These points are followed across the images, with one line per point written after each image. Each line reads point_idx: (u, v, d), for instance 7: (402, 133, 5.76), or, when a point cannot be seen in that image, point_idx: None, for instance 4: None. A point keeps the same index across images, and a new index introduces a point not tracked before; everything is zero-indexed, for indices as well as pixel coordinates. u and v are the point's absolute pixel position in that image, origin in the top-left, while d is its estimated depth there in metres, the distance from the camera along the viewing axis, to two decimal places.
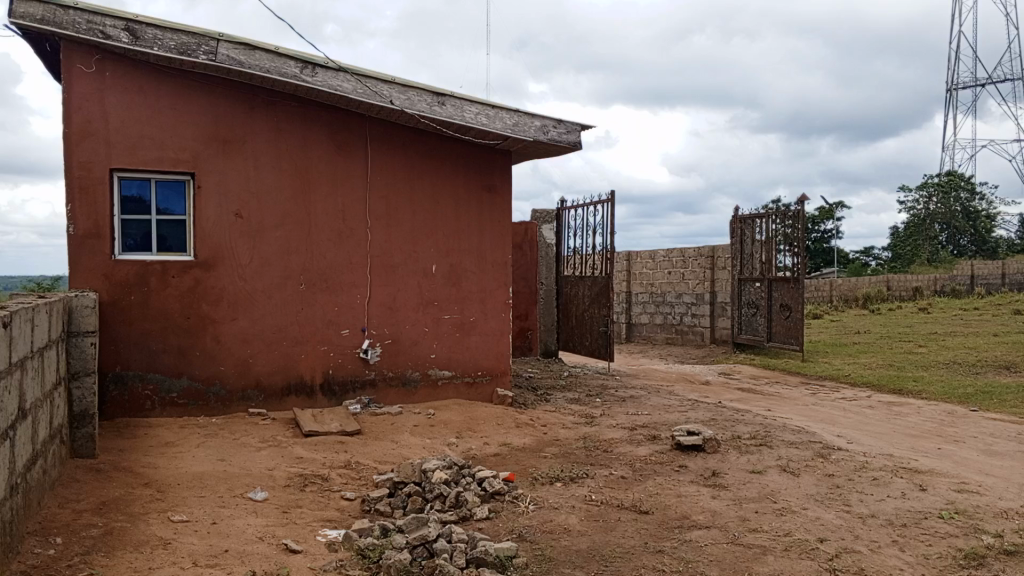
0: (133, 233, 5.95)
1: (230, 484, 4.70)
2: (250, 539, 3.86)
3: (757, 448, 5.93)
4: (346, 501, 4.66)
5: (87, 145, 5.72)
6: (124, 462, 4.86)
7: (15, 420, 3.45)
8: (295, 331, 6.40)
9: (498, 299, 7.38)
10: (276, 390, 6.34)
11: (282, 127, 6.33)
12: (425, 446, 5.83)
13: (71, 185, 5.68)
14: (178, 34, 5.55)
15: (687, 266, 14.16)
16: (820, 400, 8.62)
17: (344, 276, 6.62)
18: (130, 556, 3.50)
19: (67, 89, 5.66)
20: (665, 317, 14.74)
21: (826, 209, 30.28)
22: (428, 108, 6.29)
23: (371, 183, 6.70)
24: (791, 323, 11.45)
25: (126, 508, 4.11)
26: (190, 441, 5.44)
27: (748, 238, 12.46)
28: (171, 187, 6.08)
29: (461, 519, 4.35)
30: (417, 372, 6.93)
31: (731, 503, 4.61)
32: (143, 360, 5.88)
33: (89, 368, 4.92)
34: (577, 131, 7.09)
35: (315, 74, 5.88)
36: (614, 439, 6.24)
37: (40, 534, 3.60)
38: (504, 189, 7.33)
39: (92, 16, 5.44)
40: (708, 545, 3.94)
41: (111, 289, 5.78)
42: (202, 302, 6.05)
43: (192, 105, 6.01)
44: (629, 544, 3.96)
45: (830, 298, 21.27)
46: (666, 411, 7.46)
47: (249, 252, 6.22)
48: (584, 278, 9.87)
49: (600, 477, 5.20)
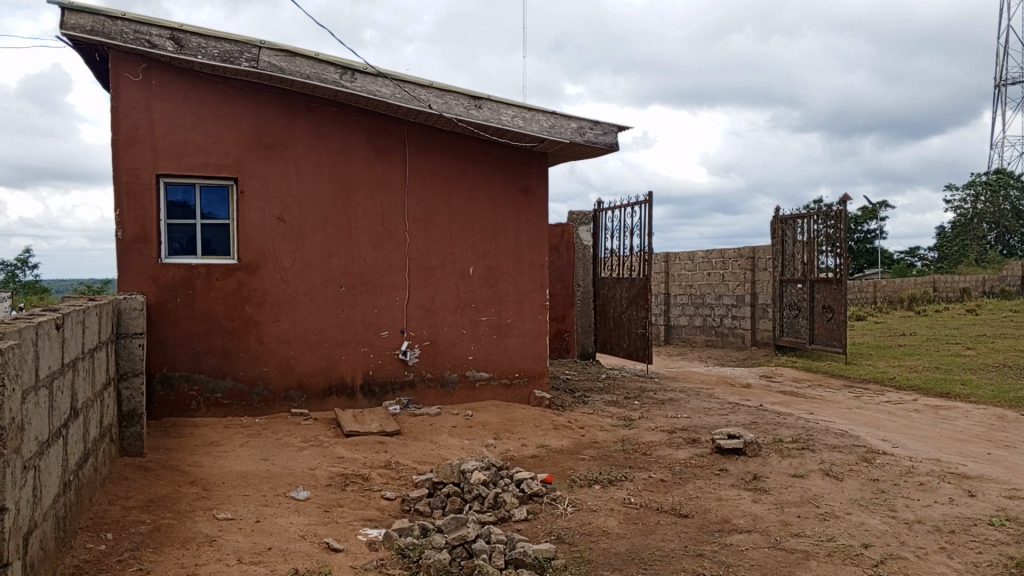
0: (179, 237, 6.11)
1: (273, 483, 4.80)
2: (293, 538, 3.94)
3: (799, 452, 5.85)
4: (386, 501, 4.73)
5: (135, 151, 5.89)
6: (172, 461, 4.99)
7: (68, 419, 3.58)
8: (335, 332, 6.51)
9: (535, 301, 7.40)
10: (317, 391, 6.45)
11: (322, 133, 6.44)
12: (464, 447, 5.87)
13: (119, 191, 5.86)
14: (222, 42, 5.69)
15: (727, 267, 14.01)
16: (865, 404, 8.45)
17: (383, 278, 6.71)
18: (178, 552, 3.60)
19: (115, 98, 5.84)
20: (705, 319, 14.58)
21: (869, 209, 29.68)
22: (465, 111, 6.33)
23: (410, 186, 6.78)
24: (833, 325, 11.25)
25: (174, 505, 4.23)
26: (234, 440, 5.56)
27: (789, 239, 12.28)
28: (215, 192, 6.23)
29: (500, 520, 4.38)
30: (455, 373, 6.98)
31: (773, 507, 4.56)
32: (189, 361, 6.03)
33: (137, 368, 5.06)
34: (614, 132, 7.07)
35: (355, 79, 5.97)
36: (653, 441, 6.21)
37: (92, 530, 3.72)
38: (540, 191, 7.35)
39: (139, 25, 5.60)
40: (749, 549, 3.90)
41: (158, 292, 5.94)
42: (246, 304, 6.19)
43: (236, 112, 6.15)
44: (669, 547, 3.95)
45: (874, 299, 20.86)
46: (706, 413, 7.39)
47: (291, 256, 6.34)
48: (621, 279, 9.83)
49: (638, 480, 5.18)
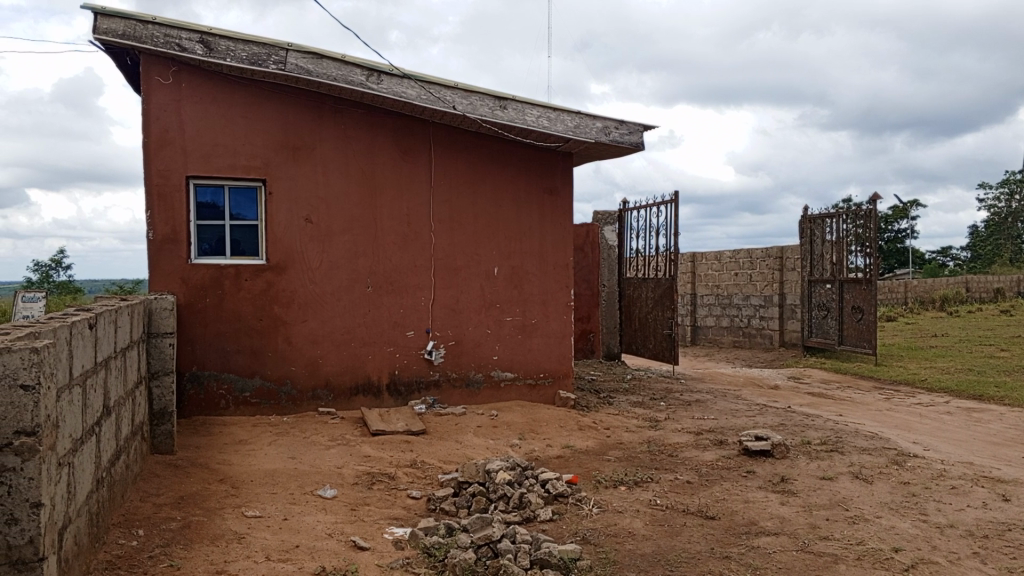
0: (208, 238, 6.20)
1: (300, 481, 4.85)
2: (319, 536, 3.98)
3: (828, 454, 5.78)
4: (412, 500, 4.76)
5: (165, 153, 5.98)
6: (201, 459, 5.06)
7: (100, 417, 3.65)
8: (361, 332, 6.56)
9: (560, 301, 7.40)
10: (344, 390, 6.51)
11: (349, 134, 6.49)
12: (489, 446, 5.88)
13: (150, 193, 5.95)
14: (250, 45, 5.76)
15: (755, 267, 13.89)
16: (896, 406, 8.33)
17: (409, 278, 6.75)
18: (207, 549, 3.65)
19: (146, 101, 5.93)
20: (732, 319, 14.46)
21: (900, 208, 29.23)
22: (490, 112, 6.35)
23: (435, 187, 6.81)
24: (863, 326, 11.11)
25: (203, 503, 4.30)
26: (262, 439, 5.63)
27: (818, 239, 12.14)
28: (243, 194, 6.31)
29: (525, 520, 4.39)
30: (480, 373, 7.00)
31: (801, 510, 4.51)
32: (218, 360, 6.12)
33: (168, 368, 5.14)
34: (640, 132, 7.03)
35: (380, 81, 6.02)
36: (679, 443, 6.18)
37: (124, 526, 3.79)
38: (565, 191, 7.34)
39: (169, 29, 5.69)
40: (776, 552, 3.87)
41: (188, 292, 6.03)
42: (274, 304, 6.26)
43: (264, 114, 6.22)
44: (695, 549, 3.93)
45: (905, 300, 20.56)
46: (733, 415, 7.33)
47: (319, 256, 6.40)
48: (647, 279, 9.78)
49: (664, 481, 5.15)
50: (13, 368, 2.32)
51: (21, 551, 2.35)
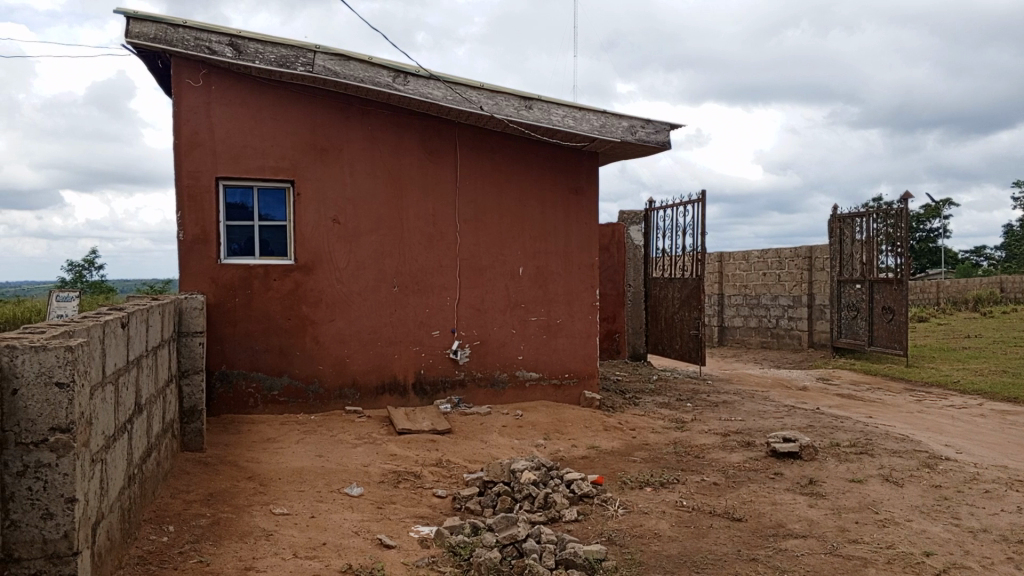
0: (237, 238, 6.28)
1: (328, 479, 4.90)
2: (346, 533, 4.02)
3: (857, 456, 5.71)
4: (438, 499, 4.78)
5: (195, 155, 6.06)
6: (230, 457, 5.13)
7: (132, 415, 3.72)
8: (387, 331, 6.61)
9: (585, 301, 7.39)
10: (371, 389, 6.56)
11: (375, 135, 6.54)
12: (514, 446, 5.90)
13: (181, 194, 6.04)
14: (279, 47, 5.84)
15: (783, 267, 13.75)
16: (927, 408, 8.20)
17: (435, 278, 6.79)
18: (236, 545, 3.70)
19: (177, 104, 6.02)
20: (760, 320, 14.32)
21: (932, 207, 28.77)
22: (516, 112, 6.36)
23: (460, 187, 6.83)
24: (894, 326, 10.94)
25: (232, 500, 4.36)
26: (289, 437, 5.70)
27: (847, 238, 12.00)
28: (272, 195, 6.39)
29: (550, 520, 4.39)
30: (505, 373, 7.02)
31: (829, 513, 4.47)
32: (247, 359, 6.20)
33: (198, 366, 5.22)
34: (667, 131, 6.99)
35: (407, 82, 6.06)
36: (706, 444, 6.14)
37: (155, 522, 3.86)
38: (590, 190, 7.34)
39: (199, 33, 5.77)
40: (804, 554, 3.84)
41: (217, 291, 6.11)
42: (302, 304, 6.33)
43: (292, 116, 6.30)
44: (721, 551, 3.91)
45: (937, 300, 20.25)
46: (760, 417, 7.27)
47: (346, 256, 6.46)
48: (673, 279, 9.73)
49: (690, 482, 5.12)
50: (49, 366, 2.38)
51: (56, 545, 2.41)
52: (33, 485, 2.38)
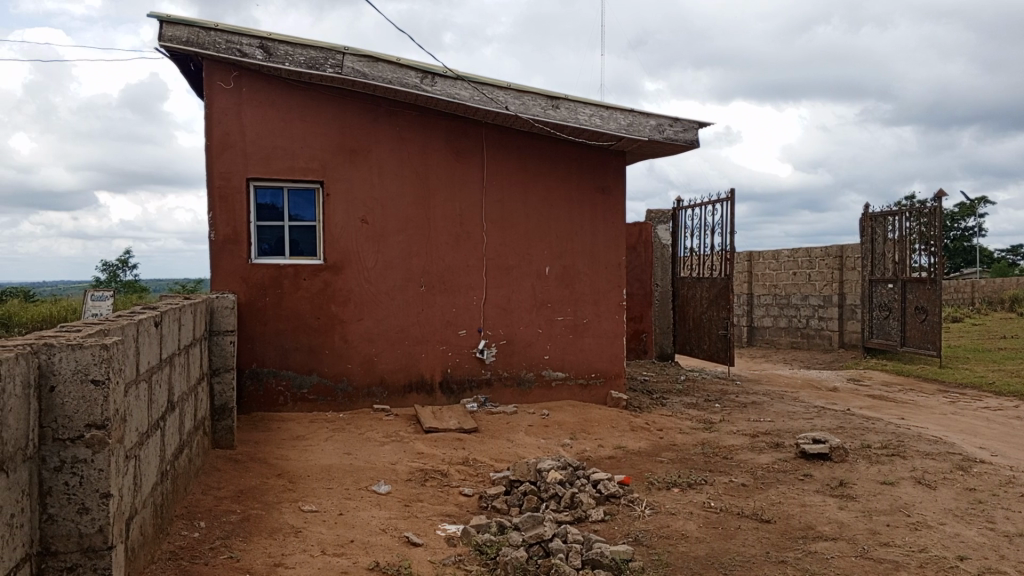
0: (268, 238, 6.36)
1: (356, 477, 4.96)
2: (374, 531, 4.07)
3: (888, 458, 5.64)
4: (464, 497, 4.81)
5: (227, 156, 6.16)
6: (260, 454, 5.21)
7: (165, 412, 3.79)
8: (415, 330, 6.66)
9: (612, 301, 7.38)
10: (398, 387, 6.62)
11: (402, 135, 6.60)
12: (541, 446, 5.91)
13: (212, 194, 6.13)
14: (308, 49, 5.91)
15: (814, 266, 13.60)
16: (961, 410, 8.06)
17: (461, 278, 6.82)
18: (266, 542, 3.76)
19: (209, 106, 6.12)
20: (790, 320, 14.17)
21: (967, 205, 28.24)
22: (542, 112, 6.37)
23: (487, 187, 6.86)
24: (927, 327, 10.76)
25: (262, 497, 4.43)
26: (318, 435, 5.76)
27: (879, 237, 11.83)
28: (302, 195, 6.47)
29: (577, 520, 4.39)
30: (531, 373, 7.03)
31: (859, 515, 4.42)
32: (277, 357, 6.28)
33: (228, 365, 5.30)
34: (695, 129, 6.95)
35: (434, 83, 6.10)
36: (734, 445, 6.10)
37: (187, 518, 3.94)
38: (618, 190, 7.32)
39: (230, 35, 5.86)
40: (834, 557, 3.81)
41: (248, 290, 6.20)
42: (331, 303, 6.40)
43: (322, 117, 6.37)
44: (750, 552, 3.89)
45: (972, 300, 19.90)
46: (790, 418, 7.20)
47: (374, 256, 6.53)
48: (701, 279, 9.66)
49: (718, 484, 5.10)
50: (85, 364, 2.44)
51: (92, 539, 2.48)
52: (69, 479, 2.45)
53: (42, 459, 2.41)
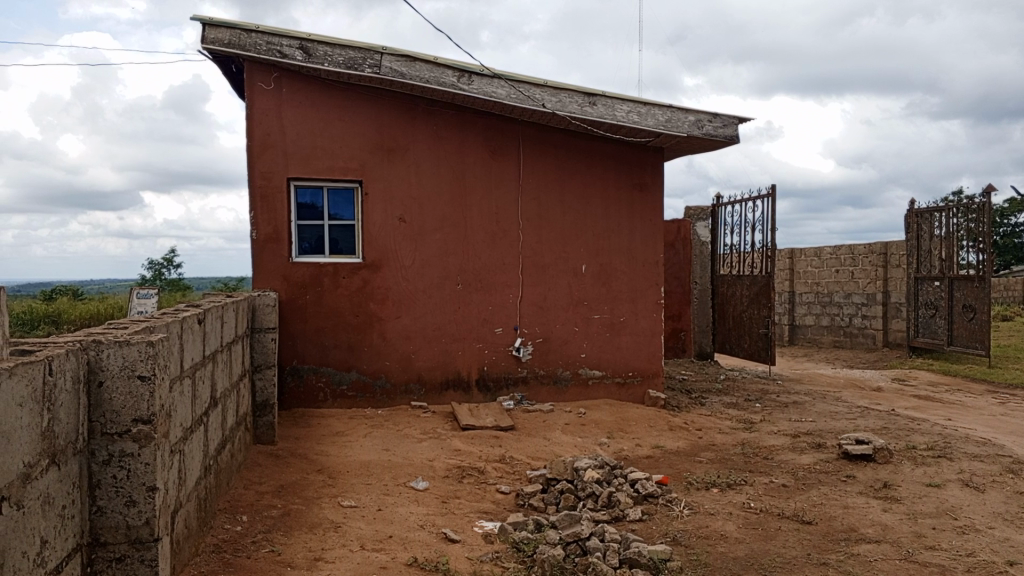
0: (308, 237, 6.45)
1: (394, 473, 5.00)
2: (412, 527, 4.10)
3: (935, 460, 5.51)
4: (501, 495, 4.83)
5: (268, 156, 6.25)
6: (300, 449, 5.29)
7: (208, 407, 3.87)
8: (452, 328, 6.70)
9: (649, 299, 7.32)
10: (435, 385, 6.66)
11: (440, 135, 6.63)
12: (577, 444, 5.89)
13: (254, 194, 6.23)
14: (346, 49, 5.98)
15: (857, 264, 13.33)
16: (1012, 411, 7.83)
17: (498, 276, 6.84)
18: (305, 536, 3.82)
19: (250, 106, 6.22)
20: (832, 318, 13.91)
21: (1018, 200, 27.36)
22: (580, 108, 6.35)
23: (523, 185, 6.86)
24: (975, 325, 10.47)
25: (302, 491, 4.50)
26: (357, 431, 5.83)
27: (925, 234, 11.56)
28: (341, 195, 6.55)
29: (614, 519, 4.37)
30: (568, 371, 7.02)
31: (905, 518, 4.33)
32: (317, 354, 6.37)
33: (270, 361, 5.39)
34: (735, 124, 6.83)
35: (471, 82, 6.12)
36: (775, 446, 6.01)
37: (230, 511, 4.02)
38: (655, 187, 7.26)
39: (271, 37, 5.95)
40: (878, 560, 3.74)
41: (289, 288, 6.29)
42: (370, 301, 6.47)
43: (360, 117, 6.44)
44: (791, 554, 3.84)
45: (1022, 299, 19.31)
46: (832, 418, 7.08)
47: (411, 255, 6.58)
48: (742, 277, 9.54)
49: (759, 484, 5.04)
50: (132, 360, 2.50)
51: (139, 531, 2.54)
52: (117, 473, 2.52)
53: (91, 453, 2.48)
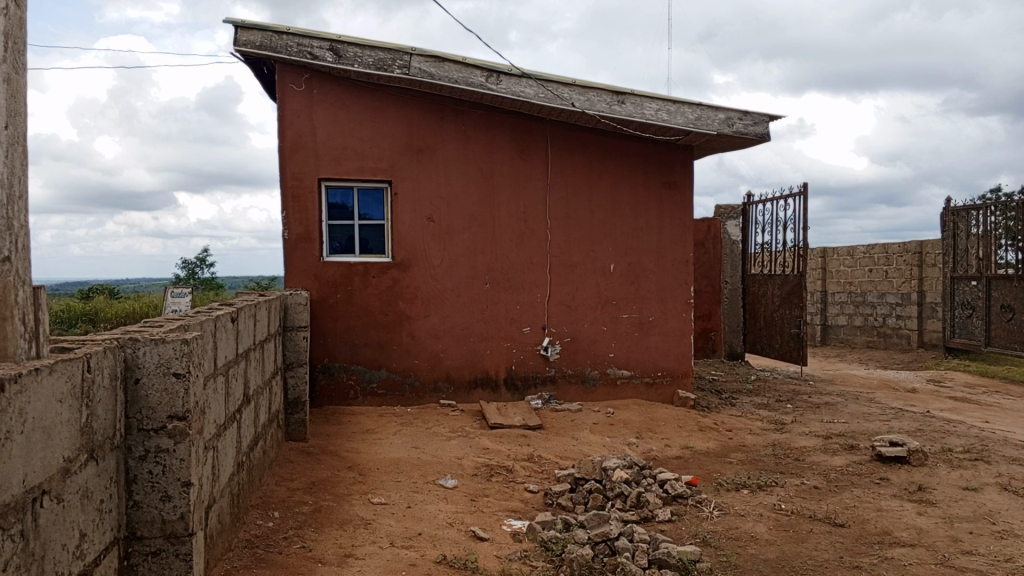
0: (339, 237, 6.53)
1: (423, 470, 5.05)
2: (441, 524, 4.14)
3: (972, 463, 5.42)
4: (529, 494, 4.85)
5: (299, 156, 6.34)
6: (331, 447, 5.36)
7: (241, 405, 3.93)
8: (480, 327, 6.73)
9: (678, 298, 7.29)
10: (464, 383, 6.71)
11: (468, 135, 6.67)
12: (606, 444, 5.89)
13: (286, 194, 6.32)
14: (376, 50, 6.04)
15: (891, 263, 13.13)
16: None
17: (526, 275, 6.86)
18: (336, 533, 3.88)
19: (282, 107, 6.31)
20: (866, 318, 13.73)
21: None
22: (608, 107, 6.34)
23: (552, 184, 6.88)
24: (1013, 326, 10.26)
25: (333, 488, 4.56)
26: (387, 429, 5.90)
27: (962, 232, 11.34)
28: (371, 195, 6.62)
29: (643, 520, 4.36)
30: (596, 371, 7.02)
31: (940, 521, 4.27)
32: (347, 353, 6.45)
33: (301, 359, 5.47)
34: (766, 122, 6.76)
35: (500, 81, 6.14)
36: (807, 447, 5.96)
37: (262, 507, 4.09)
38: (684, 185, 7.21)
39: (302, 39, 6.03)
40: (912, 564, 3.69)
41: (320, 288, 6.38)
42: (399, 301, 6.53)
43: (390, 117, 6.50)
44: (823, 557, 3.81)
45: None
46: (866, 419, 7.00)
47: (440, 254, 6.63)
48: (773, 276, 9.44)
49: (790, 486, 5.00)
50: (167, 357, 2.56)
51: (174, 525, 2.60)
52: (153, 468, 2.58)
53: (127, 449, 2.55)
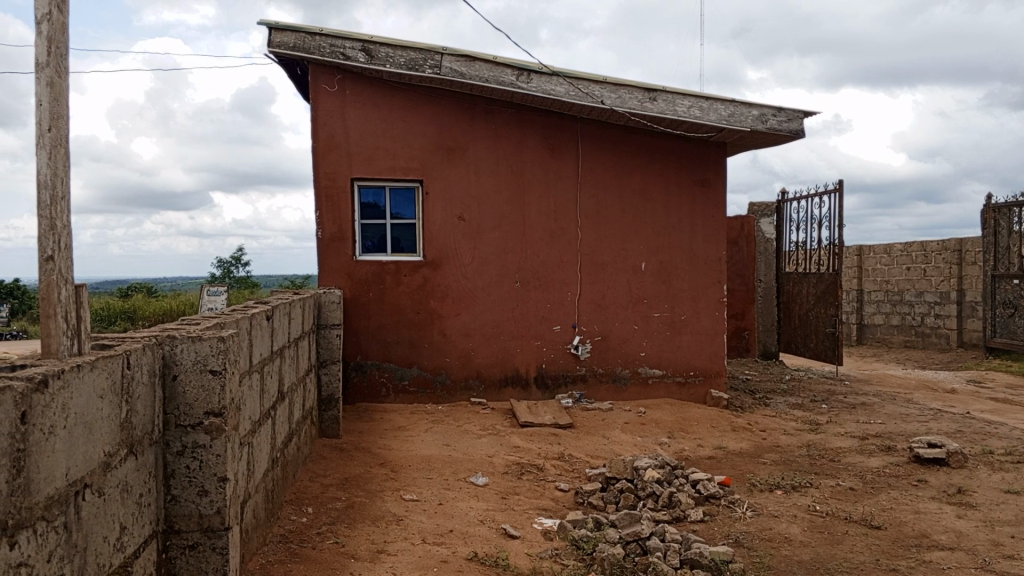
0: (372, 236, 6.60)
1: (455, 468, 5.09)
2: (472, 522, 4.17)
3: (1014, 465, 5.30)
4: (560, 492, 4.85)
5: (332, 157, 6.41)
6: (364, 443, 5.42)
7: (275, 401, 4.00)
8: (510, 326, 6.75)
9: (711, 297, 7.21)
10: (494, 381, 6.73)
11: (499, 133, 6.69)
12: (637, 444, 5.87)
13: (319, 194, 6.39)
14: (407, 50, 6.08)
15: (929, 261, 12.88)
16: None
17: (556, 274, 6.86)
18: (368, 529, 3.92)
19: (315, 107, 6.39)
20: (903, 317, 13.49)
21: None
22: (640, 105, 6.31)
23: (582, 183, 6.87)
24: None
25: (366, 485, 4.61)
26: (418, 426, 5.94)
27: (1004, 230, 11.06)
28: (403, 194, 6.67)
29: (674, 520, 4.34)
30: (627, 370, 6.99)
31: (981, 525, 4.19)
32: (379, 350, 6.51)
33: (335, 357, 5.54)
34: (801, 118, 6.67)
35: (531, 80, 6.15)
36: (842, 448, 5.87)
37: (296, 503, 4.16)
38: (717, 183, 7.14)
39: (334, 40, 6.09)
40: (951, 568, 3.63)
41: (353, 286, 6.45)
42: (430, 299, 6.58)
43: (421, 117, 6.55)
44: (858, 559, 3.76)
45: None
46: (903, 420, 6.88)
47: (470, 253, 6.66)
48: (808, 274, 9.31)
49: (825, 487, 4.94)
50: (203, 355, 2.61)
51: (210, 519, 2.65)
52: (190, 463, 2.63)
53: (166, 444, 2.61)
